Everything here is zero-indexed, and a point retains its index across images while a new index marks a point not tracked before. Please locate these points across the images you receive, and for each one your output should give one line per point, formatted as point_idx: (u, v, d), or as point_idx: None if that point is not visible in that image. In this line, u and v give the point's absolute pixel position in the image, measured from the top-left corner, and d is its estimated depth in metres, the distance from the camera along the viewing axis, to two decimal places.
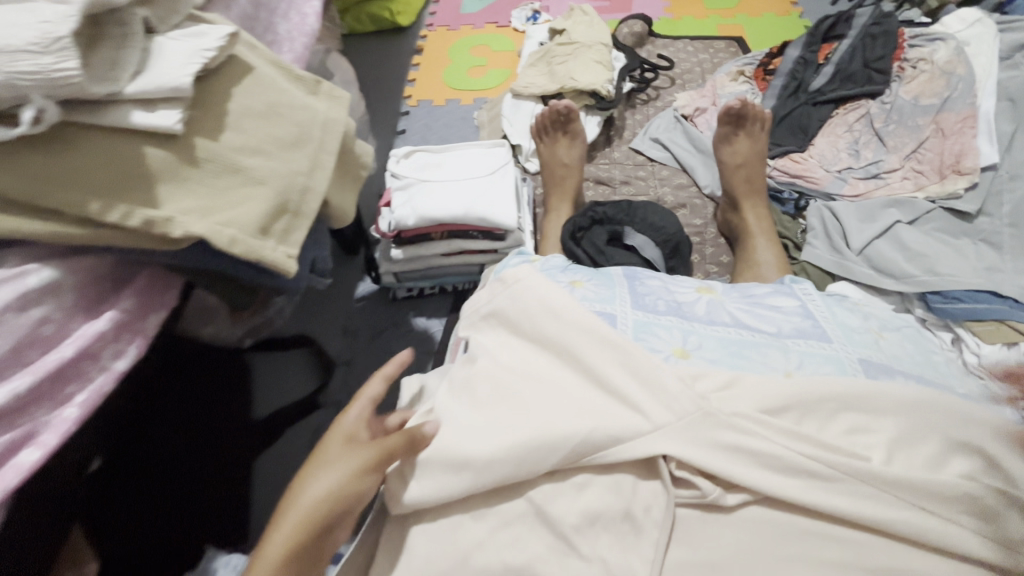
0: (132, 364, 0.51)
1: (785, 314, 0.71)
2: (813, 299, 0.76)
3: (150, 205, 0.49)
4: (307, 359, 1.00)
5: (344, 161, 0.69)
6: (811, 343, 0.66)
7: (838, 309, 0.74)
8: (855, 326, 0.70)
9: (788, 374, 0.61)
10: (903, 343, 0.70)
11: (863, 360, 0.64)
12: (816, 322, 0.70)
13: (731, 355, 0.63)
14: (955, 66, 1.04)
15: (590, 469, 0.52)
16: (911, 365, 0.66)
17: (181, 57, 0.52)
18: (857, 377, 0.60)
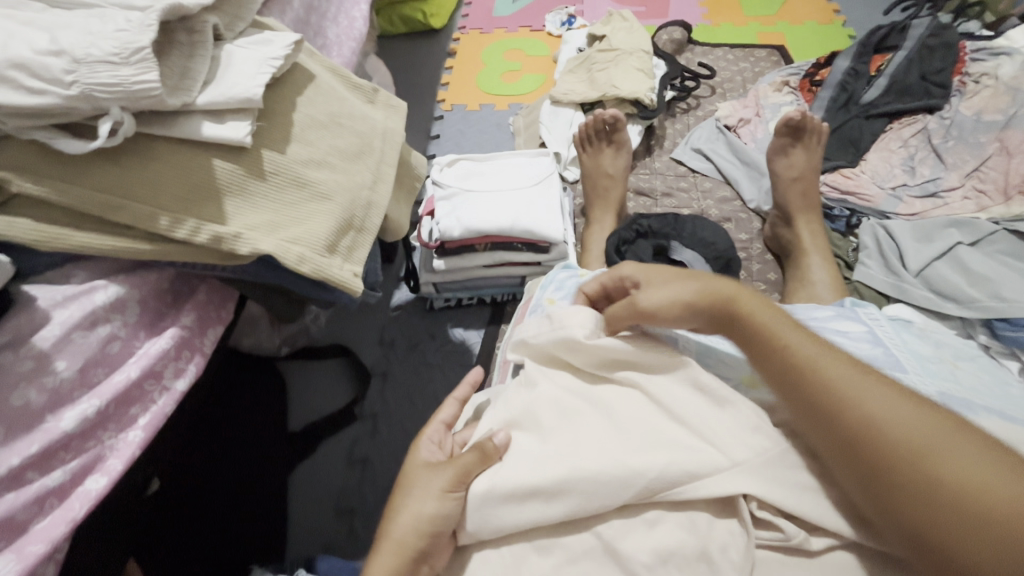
0: (192, 384, 0.49)
1: (853, 341, 0.67)
2: (880, 323, 0.72)
3: (218, 220, 0.47)
4: (343, 369, 0.97)
5: (400, 174, 0.68)
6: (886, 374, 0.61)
7: (907, 336, 0.71)
8: (929, 356, 0.67)
9: None
10: (979, 375, 0.67)
11: (943, 394, 0.59)
12: (887, 348, 0.66)
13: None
14: (1022, 82, 0.99)
15: (660, 505, 0.45)
16: (991, 398, 0.61)
17: (250, 67, 0.50)
18: None
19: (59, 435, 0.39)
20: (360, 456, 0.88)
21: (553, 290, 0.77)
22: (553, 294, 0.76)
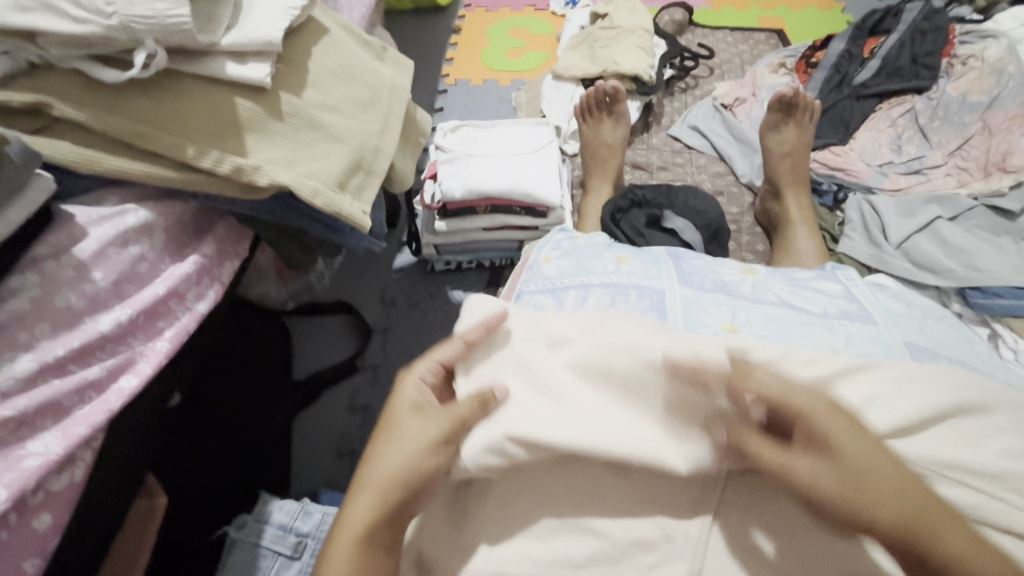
0: (211, 307, 0.54)
1: (829, 297, 0.70)
2: (858, 284, 0.74)
3: (239, 153, 0.51)
4: (345, 326, 1.02)
5: (407, 128, 0.72)
6: (857, 324, 0.64)
7: (882, 295, 0.72)
8: (900, 312, 0.69)
9: (836, 351, 0.59)
10: (947, 331, 0.69)
11: (909, 343, 0.62)
12: (862, 305, 0.68)
13: (778, 332, 0.61)
14: (1006, 64, 1.03)
15: None
16: (953, 351, 0.64)
17: (271, 13, 0.54)
18: (904, 358, 0.59)
19: (96, 335, 0.44)
20: (361, 404, 0.94)
21: (549, 250, 0.80)
22: (549, 253, 0.79)
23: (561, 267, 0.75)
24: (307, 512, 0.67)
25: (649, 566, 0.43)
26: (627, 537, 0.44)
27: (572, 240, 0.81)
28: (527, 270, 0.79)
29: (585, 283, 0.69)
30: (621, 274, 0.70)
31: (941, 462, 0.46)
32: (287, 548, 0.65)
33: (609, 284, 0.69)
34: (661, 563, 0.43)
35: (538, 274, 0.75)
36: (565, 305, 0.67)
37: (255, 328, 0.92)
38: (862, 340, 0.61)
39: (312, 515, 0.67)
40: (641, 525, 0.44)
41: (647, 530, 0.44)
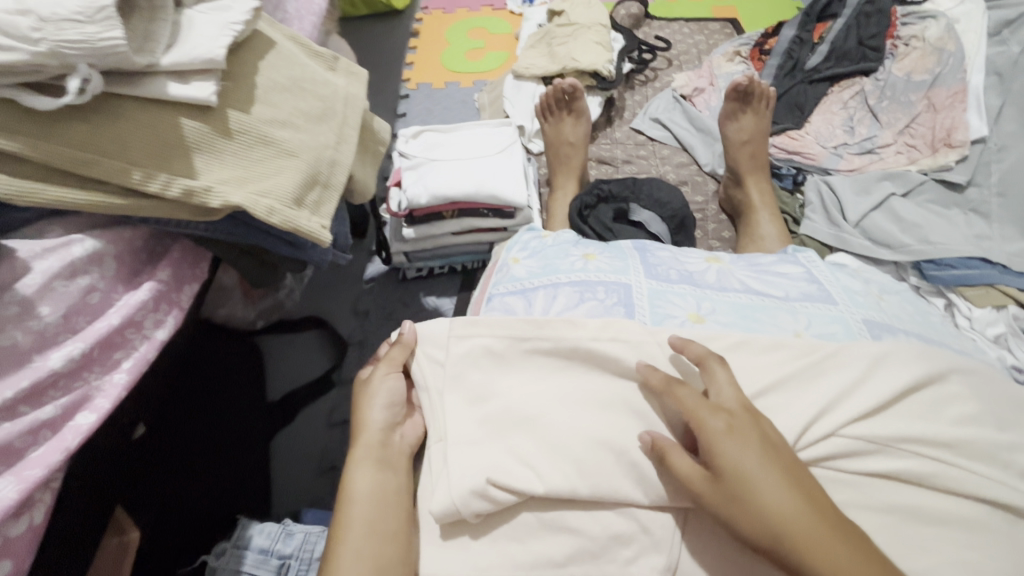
0: (171, 334, 0.53)
1: (791, 280, 0.70)
2: (818, 266, 0.74)
3: (188, 175, 0.50)
4: (319, 341, 1.01)
5: (364, 137, 0.71)
6: (818, 305, 0.65)
7: (840, 274, 0.73)
8: (857, 289, 0.70)
9: (798, 334, 0.60)
10: (903, 304, 0.70)
11: (867, 320, 0.63)
12: (823, 286, 0.69)
13: (743, 318, 0.62)
14: (946, 42, 1.07)
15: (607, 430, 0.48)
16: (909, 324, 0.66)
17: (212, 30, 0.53)
18: (862, 336, 0.60)
19: (47, 372, 0.42)
20: (340, 419, 0.92)
21: (517, 251, 0.80)
22: (517, 254, 0.79)
23: (529, 266, 0.75)
24: (289, 533, 0.66)
25: (628, 558, 0.45)
26: (605, 532, 0.45)
27: (540, 239, 0.81)
28: (496, 272, 0.79)
29: (553, 281, 0.69)
30: (589, 271, 0.70)
31: (896, 436, 0.47)
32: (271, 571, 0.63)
33: (579, 281, 0.68)
34: (638, 554, 0.45)
35: (507, 277, 0.74)
36: (534, 306, 0.66)
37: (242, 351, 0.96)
38: (823, 320, 0.62)
39: (293, 536, 0.66)
40: (619, 519, 0.46)
41: (623, 525, 0.45)
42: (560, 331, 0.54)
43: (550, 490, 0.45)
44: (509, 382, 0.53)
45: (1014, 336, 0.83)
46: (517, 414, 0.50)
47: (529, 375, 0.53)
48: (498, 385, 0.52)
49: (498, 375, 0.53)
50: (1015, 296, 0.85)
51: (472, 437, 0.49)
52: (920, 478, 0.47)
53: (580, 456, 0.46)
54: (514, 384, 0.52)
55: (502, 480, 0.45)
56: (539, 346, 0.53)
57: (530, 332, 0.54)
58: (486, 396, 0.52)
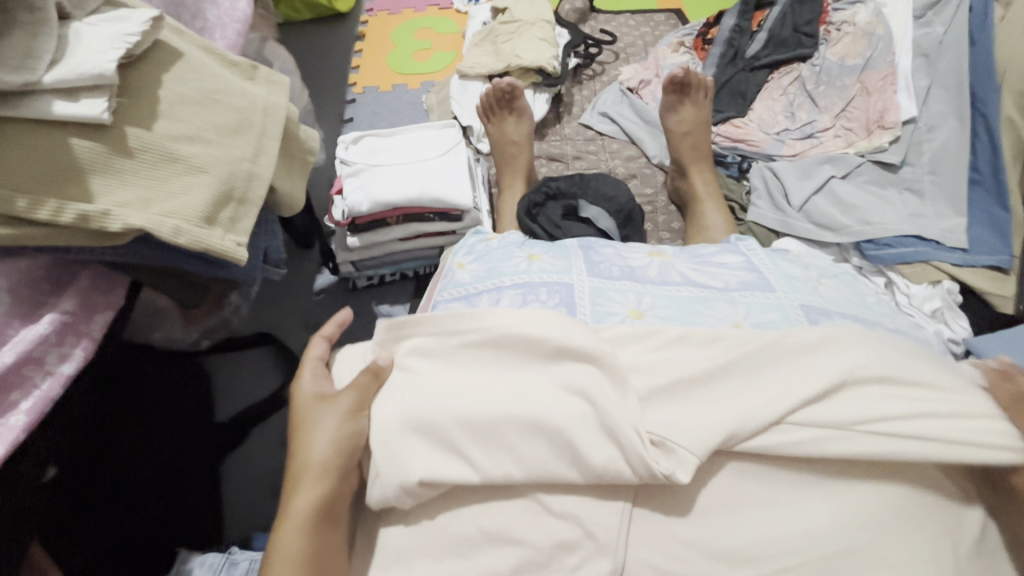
0: (79, 366, 0.50)
1: (730, 270, 0.70)
2: (757, 254, 0.75)
3: (83, 199, 0.47)
4: (269, 356, 0.97)
5: (289, 147, 0.68)
6: (756, 294, 0.64)
7: (781, 262, 0.73)
8: (796, 275, 0.70)
9: (737, 324, 0.59)
10: (840, 288, 0.70)
11: (804, 306, 0.63)
12: (761, 274, 0.69)
13: (684, 311, 0.60)
14: (874, 27, 1.11)
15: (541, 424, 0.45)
16: (848, 307, 0.65)
17: (102, 43, 0.50)
18: (800, 323, 0.59)
19: None
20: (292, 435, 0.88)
21: (463, 255, 0.78)
22: (463, 259, 0.77)
23: (473, 271, 0.73)
24: (233, 563, 0.64)
25: (572, 566, 0.42)
26: (549, 540, 0.42)
27: (485, 242, 0.80)
28: (443, 276, 0.77)
29: (496, 285, 0.67)
30: (532, 272, 0.68)
31: (855, 419, 0.42)
32: None
33: (522, 283, 0.67)
34: (584, 561, 0.42)
35: (451, 282, 0.73)
36: (476, 310, 0.65)
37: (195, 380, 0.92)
38: (762, 309, 0.61)
39: (238, 565, 0.64)
40: (562, 525, 0.43)
41: (567, 530, 0.43)
42: (485, 321, 0.51)
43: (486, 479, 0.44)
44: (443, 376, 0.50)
45: (949, 309, 0.86)
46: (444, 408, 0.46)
47: (468, 367, 0.50)
48: (430, 379, 0.50)
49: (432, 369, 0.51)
50: (948, 270, 0.88)
51: (396, 437, 0.47)
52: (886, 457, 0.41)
53: (514, 463, 0.44)
54: (448, 375, 0.50)
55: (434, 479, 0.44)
56: (470, 338, 0.51)
57: (460, 327, 0.52)
58: (415, 391, 0.49)
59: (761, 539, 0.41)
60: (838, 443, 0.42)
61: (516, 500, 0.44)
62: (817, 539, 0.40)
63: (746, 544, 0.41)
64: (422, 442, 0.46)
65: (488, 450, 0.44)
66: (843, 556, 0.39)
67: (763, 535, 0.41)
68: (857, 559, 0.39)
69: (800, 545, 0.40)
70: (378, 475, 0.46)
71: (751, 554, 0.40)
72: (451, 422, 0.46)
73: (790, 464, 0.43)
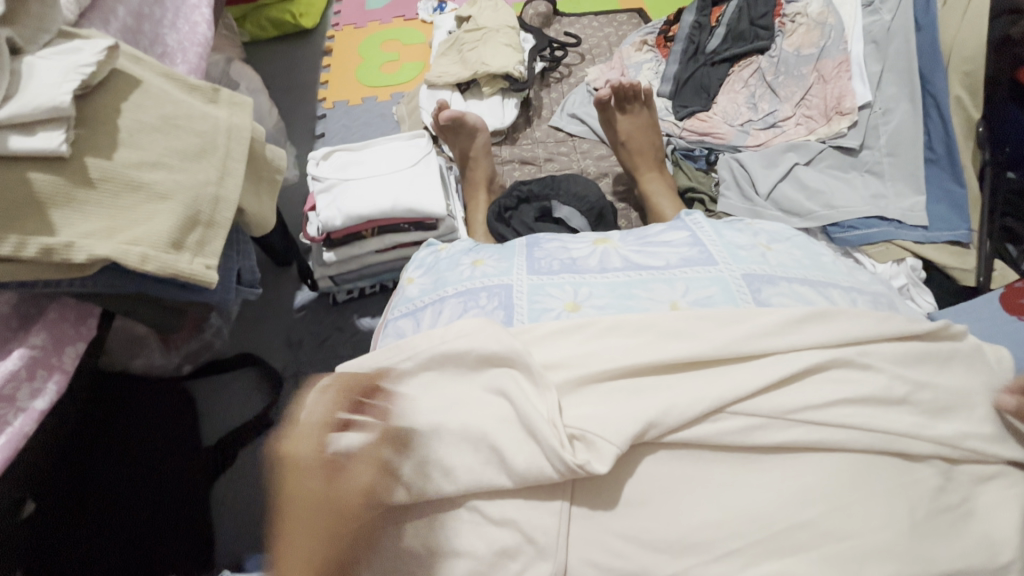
0: (53, 401, 0.51)
1: (673, 247, 0.68)
2: (703, 227, 0.73)
3: (46, 232, 0.47)
4: (256, 377, 0.97)
5: (256, 168, 0.68)
6: (696, 269, 0.63)
7: (727, 233, 0.71)
8: (741, 244, 0.68)
9: (674, 304, 0.58)
10: (791, 251, 0.69)
11: (747, 274, 0.62)
12: (704, 248, 0.67)
13: (620, 298, 0.59)
14: (826, 17, 1.14)
15: (483, 428, 0.45)
16: (798, 271, 0.64)
17: (56, 76, 0.50)
18: (741, 296, 0.58)
19: None
20: None
21: (413, 269, 0.77)
22: (413, 273, 0.76)
23: (423, 284, 0.72)
24: None
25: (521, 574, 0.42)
26: (491, 548, 0.43)
27: (436, 253, 0.78)
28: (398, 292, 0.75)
29: (440, 296, 0.66)
30: (476, 277, 0.67)
31: (787, 408, 0.44)
32: None
33: (466, 290, 0.65)
34: (526, 566, 0.42)
35: (403, 297, 0.71)
36: (422, 324, 0.63)
37: (153, 397, 0.87)
38: (701, 284, 0.60)
39: None
40: (503, 532, 0.43)
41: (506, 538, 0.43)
42: (434, 341, 0.52)
43: (417, 495, 0.44)
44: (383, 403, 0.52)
45: (915, 285, 0.89)
46: (380, 433, 0.49)
47: (412, 389, 0.52)
48: (384, 405, 0.52)
49: (382, 399, 0.53)
50: (910, 248, 0.91)
51: (339, 465, 0.48)
52: (814, 440, 0.43)
53: (461, 471, 0.44)
54: (393, 401, 0.52)
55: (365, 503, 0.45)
56: (404, 366, 0.52)
57: (395, 358, 0.54)
58: (365, 421, 0.51)
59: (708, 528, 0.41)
60: (772, 431, 0.43)
61: (469, 507, 0.45)
62: (757, 519, 0.41)
63: (690, 532, 0.41)
64: (357, 475, 0.47)
65: (410, 462, 0.45)
66: (786, 533, 0.40)
67: (709, 521, 0.41)
68: (806, 534, 0.40)
69: (745, 530, 0.40)
70: (321, 508, 0.48)
71: (695, 541, 0.41)
72: (380, 444, 0.47)
73: (724, 458, 0.44)
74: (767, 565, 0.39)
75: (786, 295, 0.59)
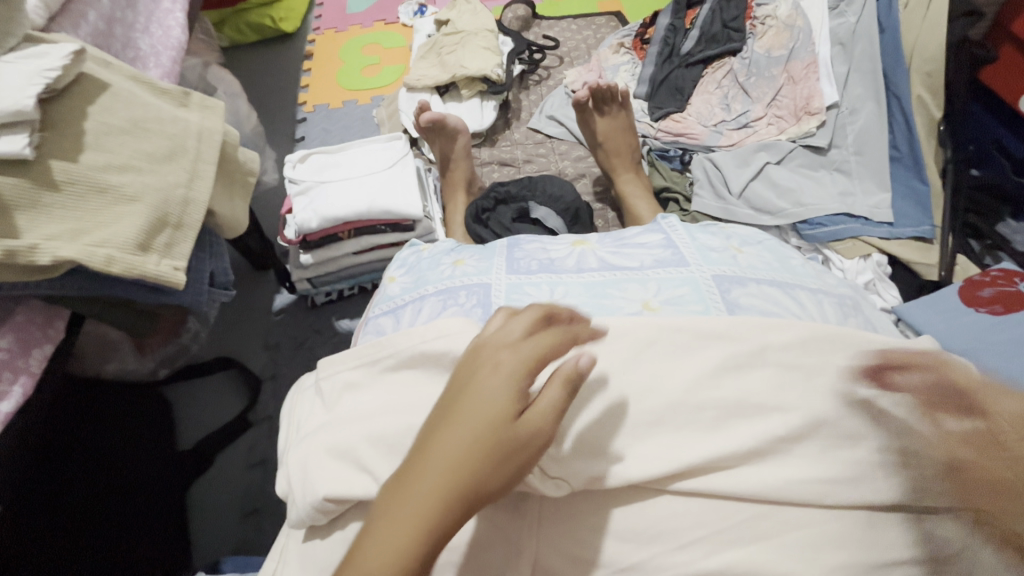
0: (18, 404, 0.51)
1: (648, 249, 0.69)
2: (678, 229, 0.74)
3: (9, 236, 0.47)
4: (234, 380, 0.98)
5: (226, 170, 0.69)
6: (669, 270, 0.64)
7: (700, 234, 0.72)
8: (713, 246, 0.69)
9: (646, 303, 0.59)
10: (762, 254, 0.70)
11: (717, 276, 0.62)
12: (677, 250, 0.68)
13: (594, 297, 0.60)
14: (794, 19, 1.17)
15: None
16: (766, 272, 0.65)
17: (21, 80, 0.50)
18: (710, 295, 0.59)
19: None
20: (259, 458, 0.90)
21: (395, 269, 0.76)
22: (395, 272, 0.76)
23: (403, 283, 0.71)
24: None
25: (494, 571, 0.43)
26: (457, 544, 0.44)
27: (417, 252, 0.77)
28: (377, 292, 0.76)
29: (420, 294, 0.66)
30: (455, 276, 0.67)
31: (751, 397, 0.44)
32: None
33: (444, 288, 0.65)
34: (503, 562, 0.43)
35: (382, 296, 0.71)
36: (401, 322, 0.63)
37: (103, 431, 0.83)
38: (672, 285, 0.61)
39: None
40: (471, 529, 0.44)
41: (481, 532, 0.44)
42: (407, 338, 0.53)
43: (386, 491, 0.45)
44: (363, 401, 0.52)
45: (881, 280, 0.91)
46: (355, 427, 0.49)
47: (387, 389, 0.52)
48: (358, 403, 0.52)
49: (360, 396, 0.53)
50: (876, 244, 0.93)
51: (316, 460, 0.49)
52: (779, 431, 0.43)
53: None
54: (368, 400, 0.52)
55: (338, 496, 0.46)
56: (388, 362, 0.53)
57: (378, 354, 0.55)
58: (341, 418, 0.51)
59: (669, 518, 0.42)
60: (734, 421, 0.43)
61: None
62: (719, 509, 0.42)
63: (653, 523, 0.42)
64: (333, 471, 0.47)
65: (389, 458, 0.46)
66: (746, 523, 0.41)
67: (671, 511, 0.42)
68: (766, 523, 0.40)
69: (705, 520, 0.41)
70: (295, 500, 0.49)
71: (658, 531, 0.42)
72: (360, 440, 0.48)
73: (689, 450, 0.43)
74: (731, 552, 0.40)
75: (753, 295, 0.60)
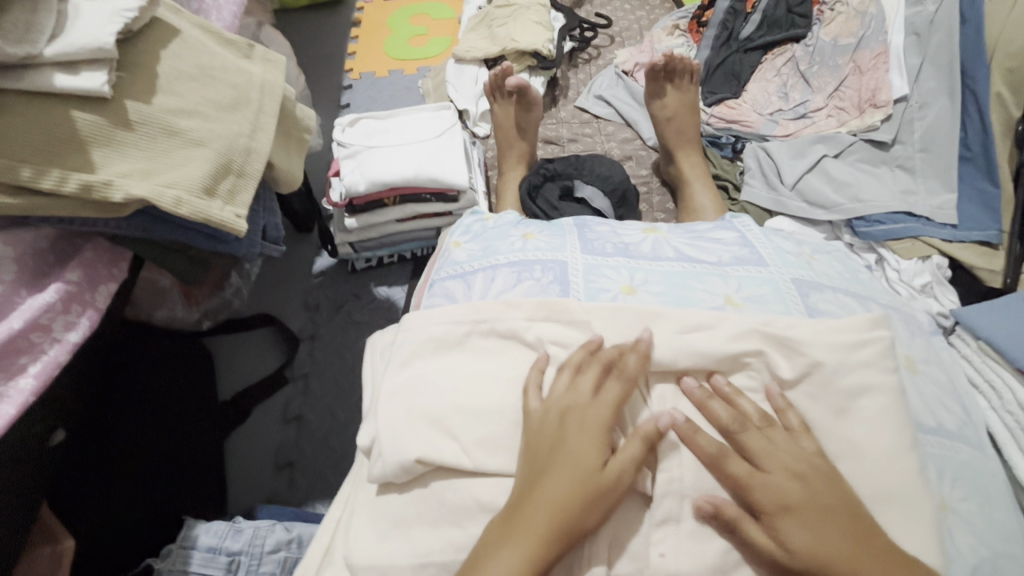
0: (85, 335, 0.53)
1: (724, 245, 0.67)
2: (753, 230, 0.71)
3: (85, 170, 0.48)
4: (272, 338, 1.00)
5: (286, 125, 0.69)
6: (748, 268, 0.62)
7: (775, 236, 0.70)
8: (789, 249, 0.67)
9: (728, 298, 0.58)
10: (833, 263, 0.67)
11: (796, 279, 0.61)
12: (755, 249, 0.66)
13: (676, 286, 0.59)
14: (867, 6, 1.11)
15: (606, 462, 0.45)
16: (841, 281, 0.63)
17: (100, 18, 0.51)
18: (791, 298, 0.58)
19: None
20: (294, 414, 0.92)
21: (459, 235, 0.76)
22: (459, 238, 0.75)
23: (470, 250, 0.71)
24: (238, 530, 0.68)
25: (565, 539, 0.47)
26: None
27: (482, 222, 0.77)
28: (439, 254, 0.76)
29: (491, 264, 0.66)
30: (527, 250, 0.66)
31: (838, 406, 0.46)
32: (220, 568, 0.65)
33: (516, 261, 0.65)
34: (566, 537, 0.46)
35: (447, 261, 0.71)
36: (473, 289, 0.63)
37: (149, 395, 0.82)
38: (753, 283, 0.60)
39: (242, 532, 0.68)
40: None
41: None
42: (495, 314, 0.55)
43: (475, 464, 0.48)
44: (446, 365, 0.54)
45: (939, 284, 0.87)
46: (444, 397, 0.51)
47: (463, 359, 0.54)
48: (433, 368, 0.54)
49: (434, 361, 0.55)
50: (937, 246, 0.89)
51: (402, 421, 0.51)
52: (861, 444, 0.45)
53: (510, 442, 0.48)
54: (442, 368, 0.54)
55: (427, 458, 0.48)
56: (477, 329, 0.55)
57: (461, 323, 0.56)
58: (418, 383, 0.53)
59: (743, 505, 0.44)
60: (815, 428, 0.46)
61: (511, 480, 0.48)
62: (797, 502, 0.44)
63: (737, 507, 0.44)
64: (416, 438, 0.49)
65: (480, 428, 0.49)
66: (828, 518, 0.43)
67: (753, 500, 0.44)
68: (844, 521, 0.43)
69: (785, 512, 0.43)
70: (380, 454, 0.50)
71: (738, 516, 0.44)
72: (449, 410, 0.50)
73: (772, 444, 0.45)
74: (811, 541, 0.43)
75: (832, 302, 0.59)
